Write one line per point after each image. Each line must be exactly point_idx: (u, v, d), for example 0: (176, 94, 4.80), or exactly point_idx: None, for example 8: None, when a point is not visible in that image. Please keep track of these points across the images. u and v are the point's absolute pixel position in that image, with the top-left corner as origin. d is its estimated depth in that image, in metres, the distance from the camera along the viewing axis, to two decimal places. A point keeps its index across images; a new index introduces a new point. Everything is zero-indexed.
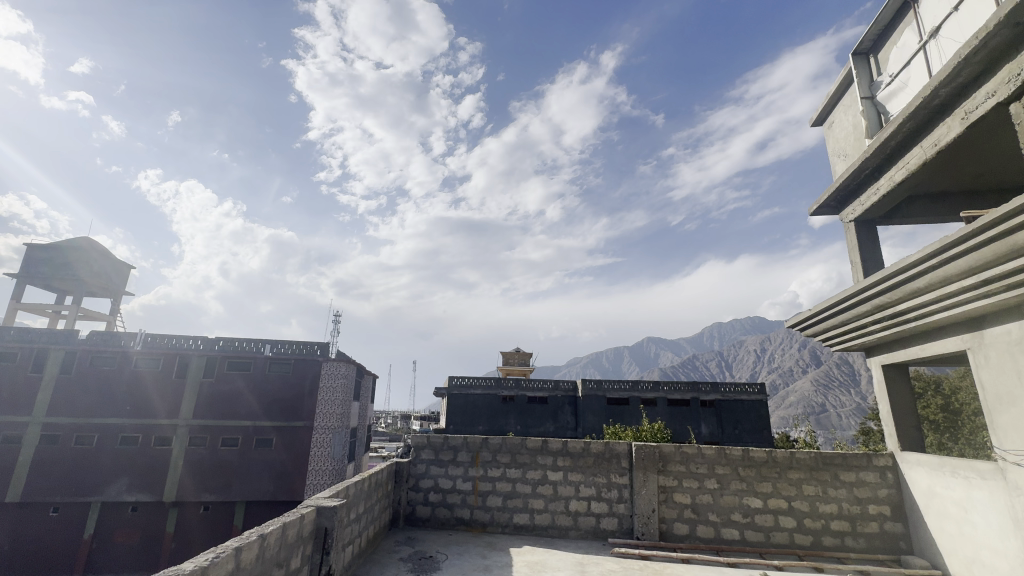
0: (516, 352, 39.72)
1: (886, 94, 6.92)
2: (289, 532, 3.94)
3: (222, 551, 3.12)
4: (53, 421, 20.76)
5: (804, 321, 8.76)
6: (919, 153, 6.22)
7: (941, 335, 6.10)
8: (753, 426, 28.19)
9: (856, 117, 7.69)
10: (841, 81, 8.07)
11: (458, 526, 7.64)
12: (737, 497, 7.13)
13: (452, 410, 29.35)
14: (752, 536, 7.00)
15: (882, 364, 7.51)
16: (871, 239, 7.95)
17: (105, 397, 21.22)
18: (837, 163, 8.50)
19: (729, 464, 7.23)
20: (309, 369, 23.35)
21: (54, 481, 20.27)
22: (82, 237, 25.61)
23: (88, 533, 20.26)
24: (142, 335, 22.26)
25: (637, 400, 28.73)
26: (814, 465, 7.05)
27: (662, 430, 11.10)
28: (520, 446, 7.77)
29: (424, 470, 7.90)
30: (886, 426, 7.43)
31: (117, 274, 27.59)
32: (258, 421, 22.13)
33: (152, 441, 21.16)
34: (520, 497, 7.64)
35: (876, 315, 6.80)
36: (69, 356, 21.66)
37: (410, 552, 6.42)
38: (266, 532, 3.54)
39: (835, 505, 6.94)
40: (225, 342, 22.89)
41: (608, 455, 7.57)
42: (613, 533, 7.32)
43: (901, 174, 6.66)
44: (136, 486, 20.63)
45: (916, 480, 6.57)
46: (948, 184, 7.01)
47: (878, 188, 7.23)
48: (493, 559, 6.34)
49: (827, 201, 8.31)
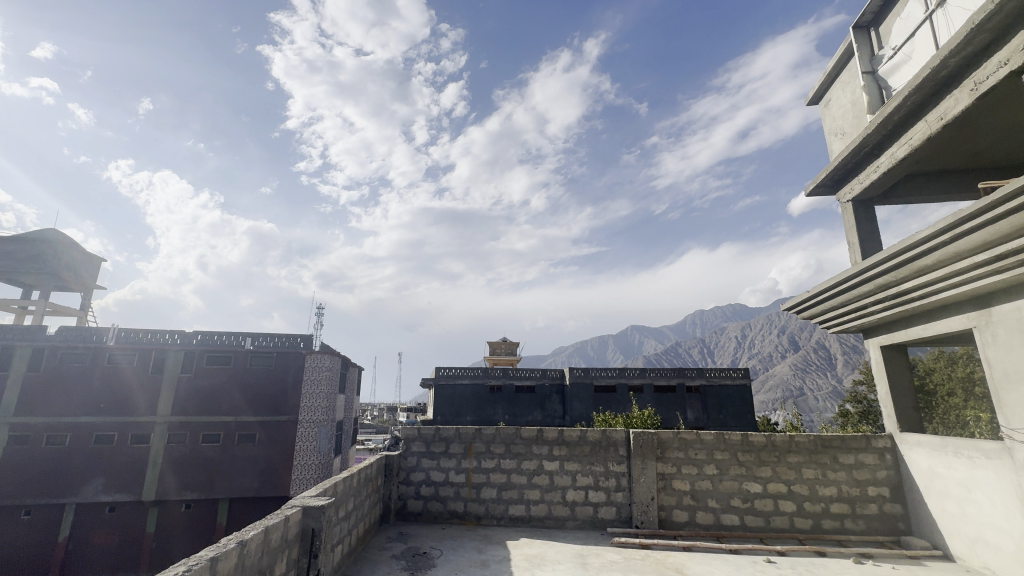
0: (503, 342, 39.55)
1: (889, 68, 6.74)
2: (273, 537, 3.59)
3: (194, 563, 2.74)
4: (23, 420, 19.87)
5: (801, 303, 8.62)
6: (923, 128, 6.05)
7: (946, 315, 6.01)
8: (738, 411, 28.51)
9: (856, 93, 7.51)
10: (840, 55, 7.86)
11: (451, 520, 7.39)
12: (736, 482, 7.00)
13: (439, 401, 29.01)
14: (752, 522, 6.89)
15: (880, 345, 7.40)
16: (869, 218, 7.82)
17: (78, 395, 20.36)
18: (834, 142, 8.35)
19: (728, 449, 7.09)
20: (293, 363, 22.82)
21: (25, 483, 19.43)
22: (48, 229, 24.32)
23: (63, 536, 19.49)
24: (116, 330, 21.40)
25: (624, 387, 28.83)
26: (813, 449, 6.96)
27: (653, 416, 11.08)
28: (515, 436, 7.52)
29: (415, 464, 7.60)
30: (884, 408, 7.37)
31: (87, 269, 26.36)
32: (240, 415, 21.53)
33: (128, 439, 20.43)
34: (515, 488, 7.40)
35: (878, 295, 6.66)
36: (38, 353, 20.67)
37: (403, 549, 6.14)
38: (247, 539, 3.21)
39: (835, 488, 6.86)
40: (205, 336, 22.15)
41: (605, 443, 7.38)
42: (611, 523, 7.15)
43: (903, 150, 6.50)
44: (113, 486, 19.90)
45: (916, 461, 6.50)
46: (950, 160, 6.88)
47: (878, 166, 7.07)
48: (489, 553, 6.09)
49: (824, 180, 8.12)
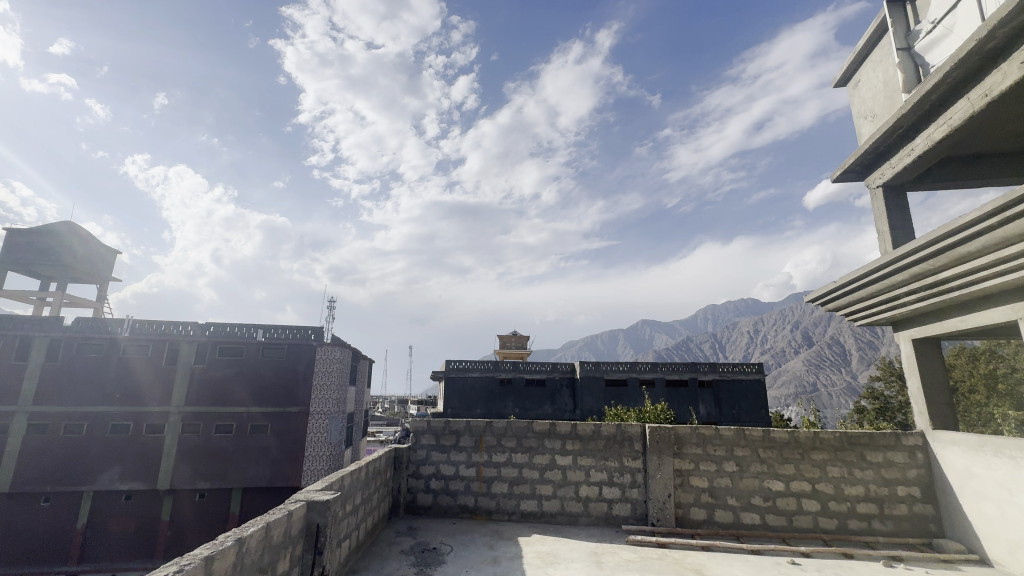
0: (513, 336, 39.47)
1: (927, 43, 6.34)
2: (275, 534, 3.43)
3: (188, 562, 2.57)
4: (40, 409, 20.19)
5: (826, 295, 8.26)
6: (965, 106, 5.65)
7: (990, 305, 5.64)
8: (752, 406, 28.08)
9: (888, 73, 7.11)
10: (871, 32, 7.45)
11: (462, 514, 7.23)
12: (757, 480, 6.72)
13: (450, 394, 28.96)
14: (774, 521, 6.62)
15: (911, 338, 7.05)
16: (900, 205, 7.42)
17: (95, 386, 20.67)
18: (863, 125, 7.95)
19: (749, 445, 6.81)
20: (304, 355, 22.88)
21: (43, 470, 19.75)
22: (64, 222, 24.64)
23: (81, 522, 19.81)
24: (129, 321, 21.67)
25: (635, 381, 28.49)
26: (839, 446, 6.66)
27: (665, 411, 10.84)
28: (526, 430, 7.32)
29: (424, 457, 7.44)
30: (915, 405, 7.02)
31: (103, 261, 26.70)
32: (252, 407, 21.67)
33: (143, 429, 20.69)
34: (527, 483, 7.21)
35: (912, 285, 6.30)
36: (55, 344, 20.97)
37: (413, 544, 5.98)
38: (246, 535, 3.03)
39: (862, 487, 6.56)
40: (217, 328, 22.30)
41: (620, 438, 7.14)
42: (626, 520, 6.93)
43: (941, 131, 6.10)
44: (129, 474, 20.19)
45: (951, 460, 6.16)
46: (991, 142, 6.48)
47: (912, 149, 6.68)
48: (501, 550, 5.90)
49: (852, 165, 7.73)
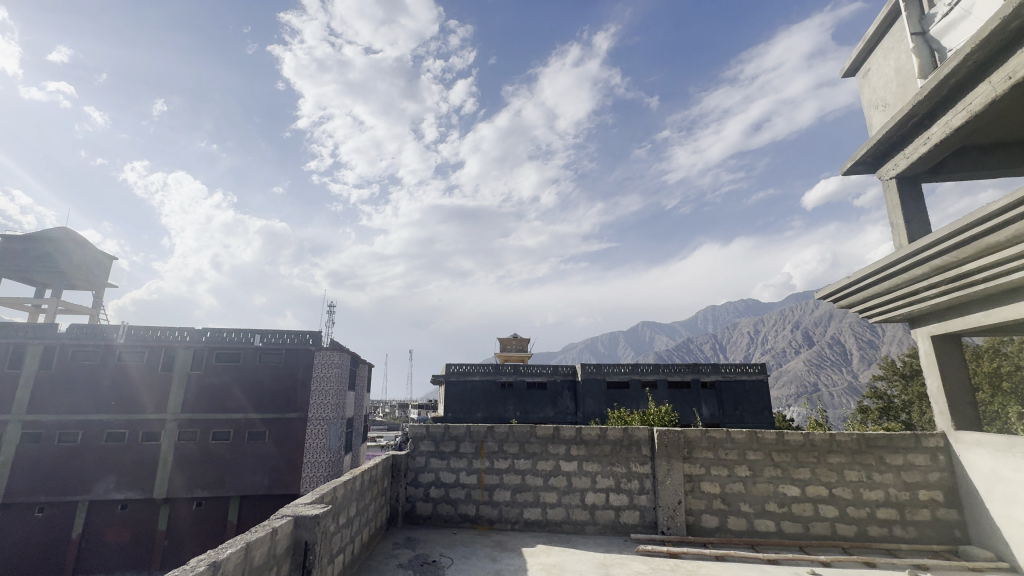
0: (513, 338, 39.11)
1: (943, 27, 6.10)
2: (256, 555, 3.14)
3: None
4: (34, 418, 19.88)
5: (839, 291, 7.96)
6: (987, 90, 5.36)
7: (1016, 299, 5.31)
8: (755, 407, 27.75)
9: (901, 61, 6.87)
10: (882, 18, 7.21)
11: (463, 524, 6.93)
12: (771, 485, 6.42)
13: (451, 398, 28.64)
14: (790, 528, 6.31)
15: (931, 336, 6.76)
16: (915, 197, 7.16)
17: (90, 393, 20.37)
18: (873, 115, 7.70)
19: (762, 449, 6.52)
20: (301, 360, 22.57)
21: (37, 480, 19.38)
22: (62, 228, 24.48)
23: (76, 533, 19.46)
24: (125, 327, 21.43)
25: (637, 382, 28.13)
26: (857, 448, 6.36)
27: (669, 413, 10.51)
28: (529, 435, 7.03)
29: (424, 464, 7.15)
30: (935, 404, 6.72)
31: (100, 267, 26.42)
32: (249, 413, 21.35)
33: (139, 436, 20.39)
34: (530, 490, 6.91)
35: (933, 279, 5.97)
36: (49, 351, 20.66)
37: (411, 557, 5.69)
38: (222, 558, 2.75)
39: (881, 491, 6.26)
40: (213, 333, 22.01)
41: (627, 443, 6.85)
42: (635, 528, 6.61)
43: (960, 117, 5.84)
44: (125, 483, 19.88)
45: (976, 462, 5.87)
46: (1010, 129, 6.22)
47: (928, 138, 6.42)
48: (504, 562, 5.59)
49: (864, 156, 7.47)
